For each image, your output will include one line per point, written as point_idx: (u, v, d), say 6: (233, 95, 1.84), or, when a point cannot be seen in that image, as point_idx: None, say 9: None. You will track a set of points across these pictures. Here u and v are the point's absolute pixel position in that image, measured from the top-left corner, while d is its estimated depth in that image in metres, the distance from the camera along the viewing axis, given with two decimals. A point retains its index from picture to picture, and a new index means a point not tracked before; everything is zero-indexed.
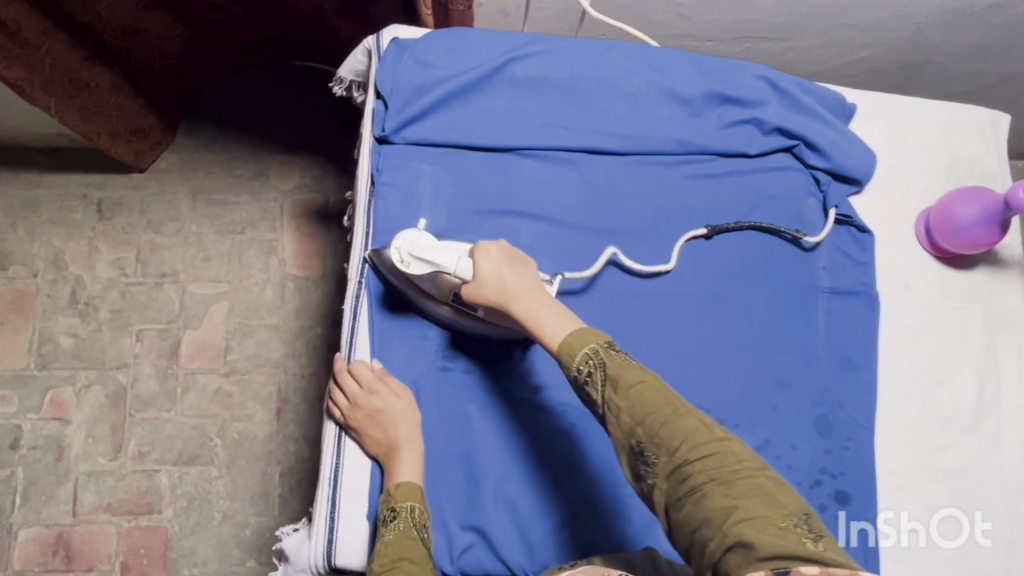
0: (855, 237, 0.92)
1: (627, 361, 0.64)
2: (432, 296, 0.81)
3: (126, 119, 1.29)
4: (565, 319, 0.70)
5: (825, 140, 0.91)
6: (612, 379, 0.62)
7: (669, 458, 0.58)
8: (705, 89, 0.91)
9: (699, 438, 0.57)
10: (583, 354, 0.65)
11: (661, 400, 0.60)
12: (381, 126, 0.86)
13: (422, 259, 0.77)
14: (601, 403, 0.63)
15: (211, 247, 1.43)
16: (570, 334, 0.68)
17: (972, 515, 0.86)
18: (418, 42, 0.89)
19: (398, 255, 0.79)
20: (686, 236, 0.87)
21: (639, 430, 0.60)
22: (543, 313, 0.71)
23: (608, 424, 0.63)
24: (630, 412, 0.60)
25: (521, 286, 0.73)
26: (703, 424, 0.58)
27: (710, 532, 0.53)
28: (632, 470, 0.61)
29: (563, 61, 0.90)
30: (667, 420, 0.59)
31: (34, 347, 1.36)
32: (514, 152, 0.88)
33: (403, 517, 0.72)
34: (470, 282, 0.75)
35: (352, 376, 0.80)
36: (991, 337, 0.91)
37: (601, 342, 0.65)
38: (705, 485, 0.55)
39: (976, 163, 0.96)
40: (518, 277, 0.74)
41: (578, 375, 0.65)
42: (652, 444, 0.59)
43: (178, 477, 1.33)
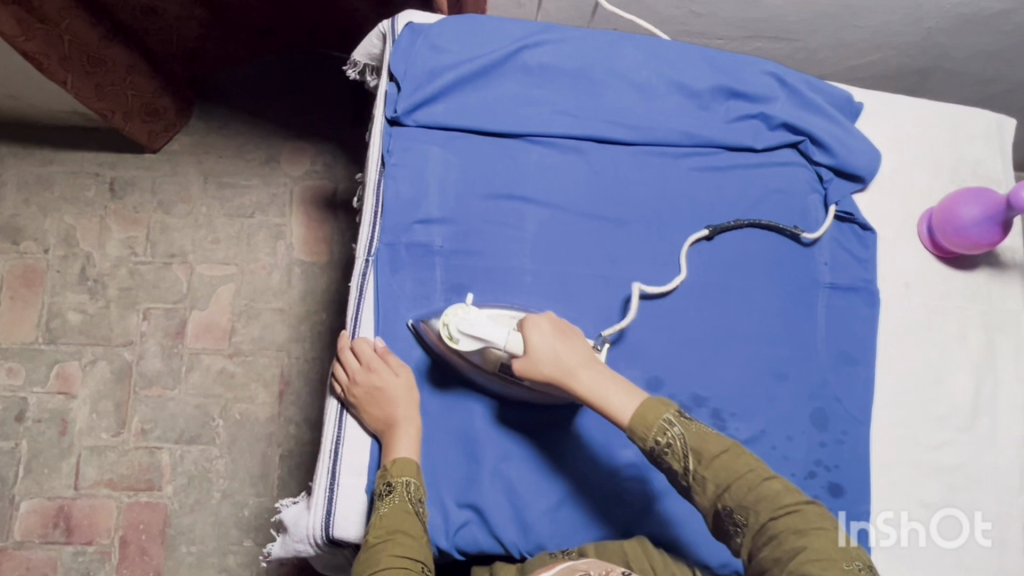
0: (857, 235, 0.93)
1: (704, 430, 0.70)
2: (477, 366, 0.80)
3: (140, 99, 1.30)
4: (628, 394, 0.73)
5: (831, 137, 0.92)
6: (694, 450, 0.69)
7: (755, 520, 0.66)
8: (713, 83, 0.92)
9: (779, 499, 0.66)
10: (658, 426, 0.70)
11: (742, 468, 0.68)
12: (393, 107, 0.87)
13: (470, 335, 0.75)
14: (681, 471, 0.70)
15: (220, 229, 1.45)
16: (639, 412, 0.71)
17: (972, 515, 0.87)
18: (432, 26, 0.90)
19: (446, 331, 0.76)
20: (689, 240, 0.88)
21: (724, 495, 0.67)
22: (608, 389, 0.73)
23: (690, 490, 0.70)
24: (714, 478, 0.68)
25: (579, 360, 0.75)
26: (783, 487, 0.67)
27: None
28: (717, 527, 0.69)
29: (574, 51, 0.92)
30: (751, 486, 0.67)
31: (42, 322, 1.38)
32: (523, 138, 0.89)
33: (398, 492, 0.73)
34: (521, 355, 0.75)
35: (354, 353, 0.82)
36: (989, 338, 0.92)
37: (674, 412, 0.71)
38: (782, 535, 0.64)
39: (980, 166, 0.96)
40: (574, 350, 0.76)
41: (655, 447, 0.70)
42: (734, 505, 0.67)
43: (180, 455, 1.34)
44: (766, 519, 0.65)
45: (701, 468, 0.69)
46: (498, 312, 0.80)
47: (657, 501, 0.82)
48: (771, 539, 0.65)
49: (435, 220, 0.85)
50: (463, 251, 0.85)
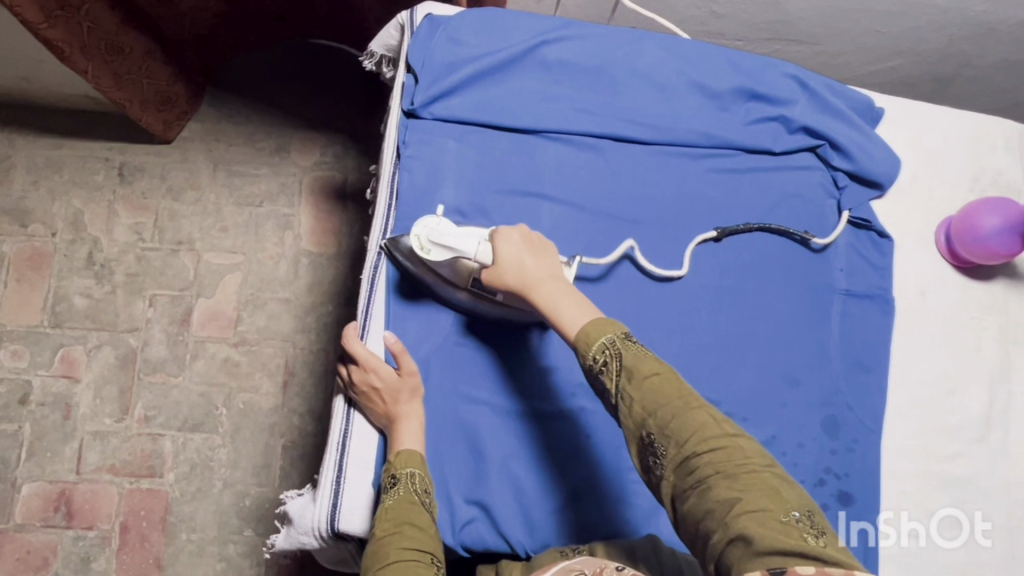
0: (874, 242, 0.92)
1: (643, 353, 0.64)
2: (449, 282, 0.81)
3: (156, 87, 1.30)
4: (584, 309, 0.71)
5: (851, 142, 0.91)
6: (628, 371, 0.63)
7: (678, 450, 0.58)
8: (733, 84, 0.91)
9: (706, 432, 0.57)
10: (599, 344, 0.65)
11: (673, 393, 0.60)
12: (411, 100, 0.87)
13: (440, 246, 0.77)
14: (614, 394, 0.63)
15: (228, 218, 1.44)
16: (589, 326, 0.68)
17: (971, 515, 0.86)
18: (452, 19, 0.89)
19: (417, 242, 0.78)
20: (698, 239, 0.87)
21: (650, 421, 0.60)
22: (562, 302, 0.71)
23: (620, 417, 0.63)
24: (641, 403, 0.61)
25: (543, 273, 0.74)
26: (713, 418, 0.58)
27: (714, 525, 0.54)
28: (643, 462, 0.61)
29: (594, 47, 0.91)
30: (680, 413, 0.59)
31: (48, 305, 1.38)
32: (540, 135, 0.89)
33: (402, 484, 0.73)
34: (490, 265, 0.77)
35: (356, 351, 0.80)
36: (1005, 347, 0.91)
37: (618, 332, 0.66)
38: (711, 477, 0.55)
39: (1001, 176, 0.95)
40: (540, 264, 0.75)
41: (593, 364, 0.65)
42: (662, 436, 0.59)
43: (182, 443, 1.34)
44: (691, 452, 0.57)
45: (631, 391, 0.62)
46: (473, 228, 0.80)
47: None
48: (700, 481, 0.56)
49: (449, 215, 0.85)
50: None
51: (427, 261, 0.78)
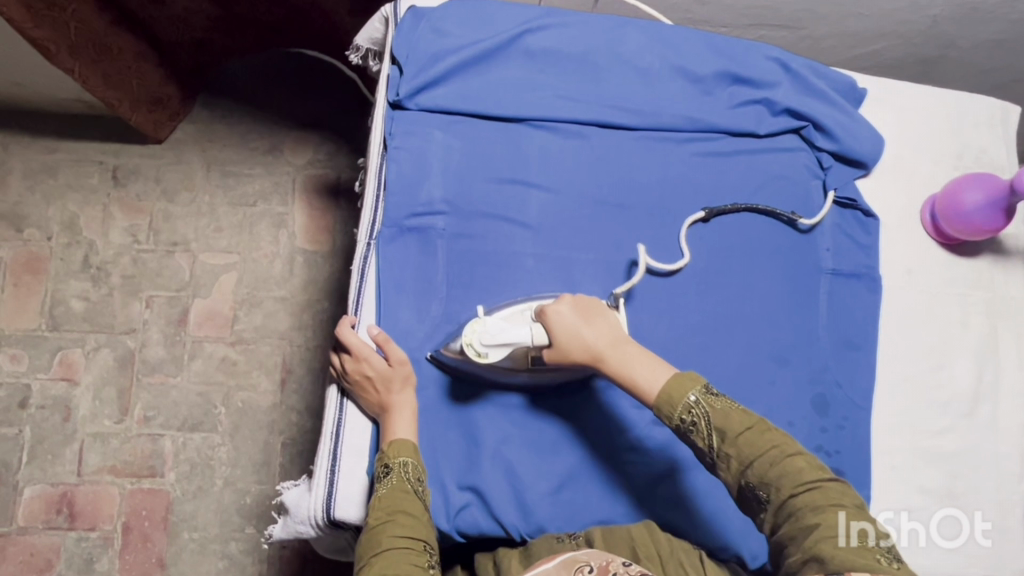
0: (860, 221, 0.92)
1: (733, 405, 0.69)
2: (509, 368, 0.81)
3: (145, 88, 1.30)
4: (658, 369, 0.73)
5: (834, 123, 0.92)
6: (719, 427, 0.68)
7: (775, 495, 0.65)
8: (716, 68, 0.92)
9: (800, 476, 0.65)
10: (684, 405, 0.70)
11: (766, 444, 0.66)
12: (396, 91, 0.88)
13: (498, 345, 0.77)
14: (706, 448, 0.69)
15: (223, 218, 1.45)
16: (666, 392, 0.71)
17: (972, 515, 0.86)
18: (435, 10, 0.90)
19: (472, 350, 0.77)
20: (687, 222, 0.88)
21: (748, 472, 0.66)
22: (636, 366, 0.74)
23: (715, 467, 0.69)
24: (736, 455, 0.67)
25: (605, 340, 0.76)
26: (807, 463, 0.65)
27: (796, 549, 0.63)
28: (745, 505, 0.68)
29: (577, 35, 0.91)
30: (774, 463, 0.65)
31: (46, 309, 1.39)
32: (524, 123, 0.89)
33: (396, 473, 0.73)
34: (550, 347, 0.77)
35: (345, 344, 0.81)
36: (992, 324, 0.91)
37: (699, 388, 0.70)
38: (799, 511, 0.63)
39: (984, 153, 0.96)
40: (600, 332, 0.77)
41: (680, 424, 0.70)
42: (761, 484, 0.66)
43: (182, 442, 1.35)
44: (787, 494, 0.64)
45: (725, 446, 0.68)
46: (513, 312, 0.80)
47: (660, 484, 0.83)
48: (790, 514, 0.64)
49: (437, 205, 0.86)
50: (464, 235, 0.86)
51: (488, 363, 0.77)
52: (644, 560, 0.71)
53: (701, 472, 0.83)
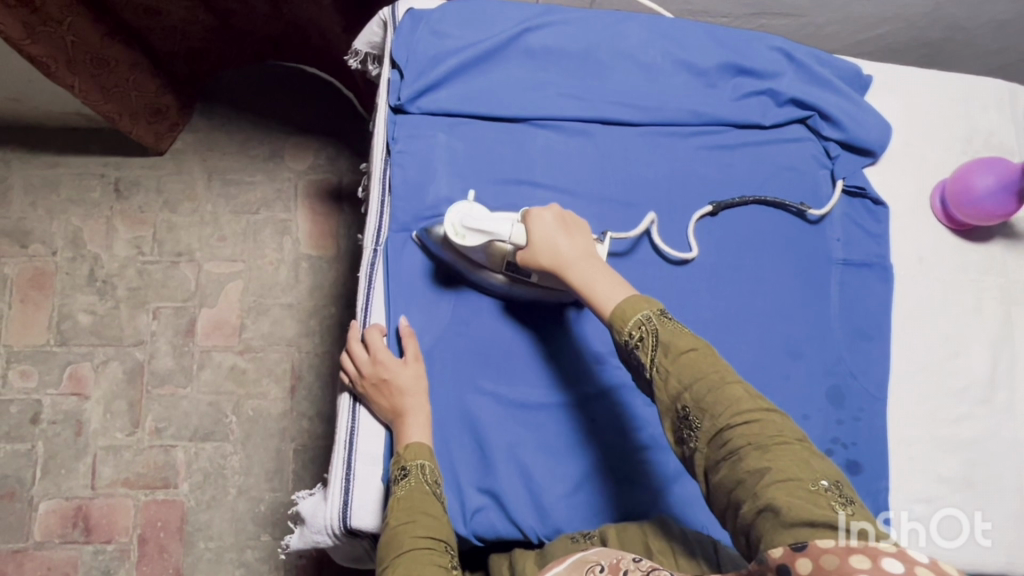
0: (869, 210, 0.91)
1: (679, 328, 0.66)
2: (484, 266, 0.82)
3: (144, 99, 1.30)
4: (618, 287, 0.72)
5: (840, 111, 0.91)
6: (665, 345, 0.64)
7: (712, 423, 0.59)
8: (720, 60, 0.91)
9: (740, 405, 0.58)
10: (635, 319, 0.67)
11: (707, 368, 0.61)
12: (397, 95, 0.87)
13: (476, 231, 0.78)
14: (650, 367, 0.65)
15: (226, 227, 1.45)
16: (624, 300, 0.69)
17: (971, 516, 0.85)
18: (434, 12, 0.89)
19: (452, 229, 0.79)
20: (696, 216, 0.87)
21: (686, 394, 0.61)
22: (599, 281, 0.73)
23: (654, 391, 0.64)
24: (676, 376, 0.62)
25: (577, 252, 0.76)
26: (748, 393, 0.59)
27: (745, 495, 0.54)
28: (677, 437, 0.62)
29: (577, 32, 0.90)
30: (714, 388, 0.60)
31: (54, 324, 1.39)
32: (528, 123, 0.88)
33: (414, 475, 0.73)
34: (524, 247, 0.78)
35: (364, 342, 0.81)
36: (1006, 309, 0.90)
37: (654, 310, 0.67)
38: (742, 448, 0.56)
39: (994, 136, 0.95)
40: (574, 243, 0.77)
41: (628, 340, 0.67)
42: (699, 411, 0.60)
43: (194, 452, 1.35)
44: (724, 424, 0.58)
45: (666, 364, 0.63)
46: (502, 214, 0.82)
47: (676, 482, 0.82)
48: (732, 452, 0.56)
49: (443, 208, 0.85)
50: None
51: (462, 247, 0.79)
52: (657, 555, 0.70)
53: None
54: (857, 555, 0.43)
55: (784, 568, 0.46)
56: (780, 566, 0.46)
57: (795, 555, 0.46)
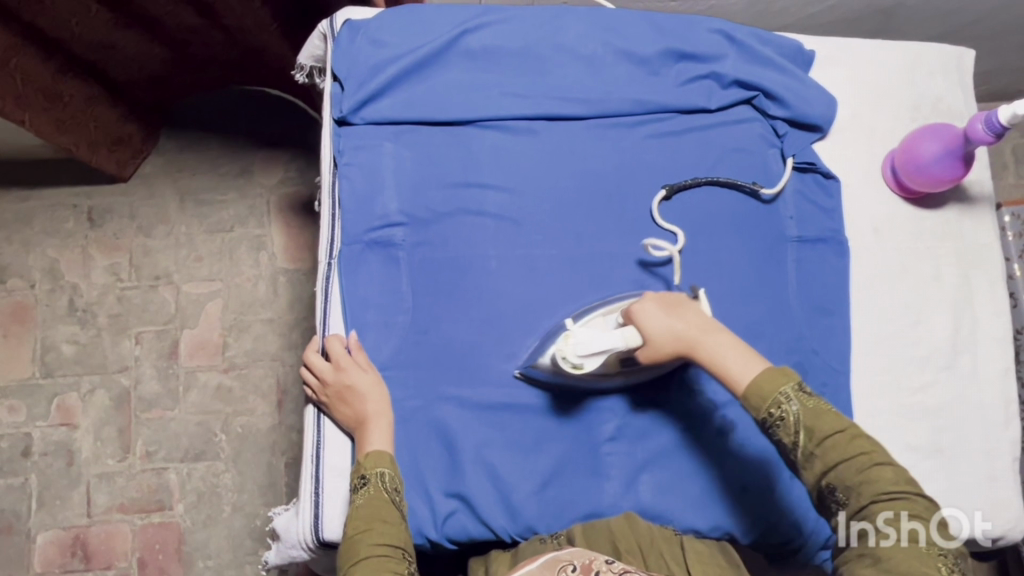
0: (820, 184, 0.91)
1: (823, 406, 0.66)
2: (603, 374, 0.81)
3: (104, 129, 1.30)
4: (750, 358, 0.70)
5: (784, 89, 0.91)
6: (809, 427, 0.65)
7: (856, 502, 0.62)
8: (660, 47, 0.91)
9: (884, 485, 0.61)
10: (774, 398, 0.66)
11: (857, 450, 0.63)
12: (340, 108, 0.87)
13: (593, 355, 0.75)
14: (791, 445, 0.66)
15: (202, 247, 1.45)
16: (755, 384, 0.68)
17: (971, 512, 0.84)
18: (371, 21, 0.89)
19: (567, 362, 0.75)
20: (655, 202, 0.88)
21: (831, 474, 0.63)
22: (726, 355, 0.71)
23: (799, 467, 0.66)
24: (823, 456, 0.64)
25: (697, 329, 0.74)
26: (895, 475, 0.62)
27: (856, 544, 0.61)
28: (823, 505, 0.65)
29: (516, 30, 0.90)
30: (862, 468, 0.62)
31: (38, 356, 1.40)
32: (473, 125, 0.89)
33: (373, 483, 0.74)
34: (643, 346, 0.75)
35: (326, 351, 0.82)
36: (964, 273, 0.90)
37: (792, 385, 0.67)
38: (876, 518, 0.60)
39: (942, 102, 0.94)
40: (689, 321, 0.75)
41: (766, 418, 0.67)
42: (844, 487, 0.63)
43: (187, 473, 1.36)
44: (868, 502, 0.61)
45: (811, 444, 0.65)
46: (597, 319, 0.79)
47: (644, 470, 0.83)
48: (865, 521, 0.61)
49: (394, 216, 0.86)
50: (425, 243, 0.86)
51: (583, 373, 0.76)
52: (624, 553, 0.73)
53: (685, 454, 0.83)
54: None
55: None
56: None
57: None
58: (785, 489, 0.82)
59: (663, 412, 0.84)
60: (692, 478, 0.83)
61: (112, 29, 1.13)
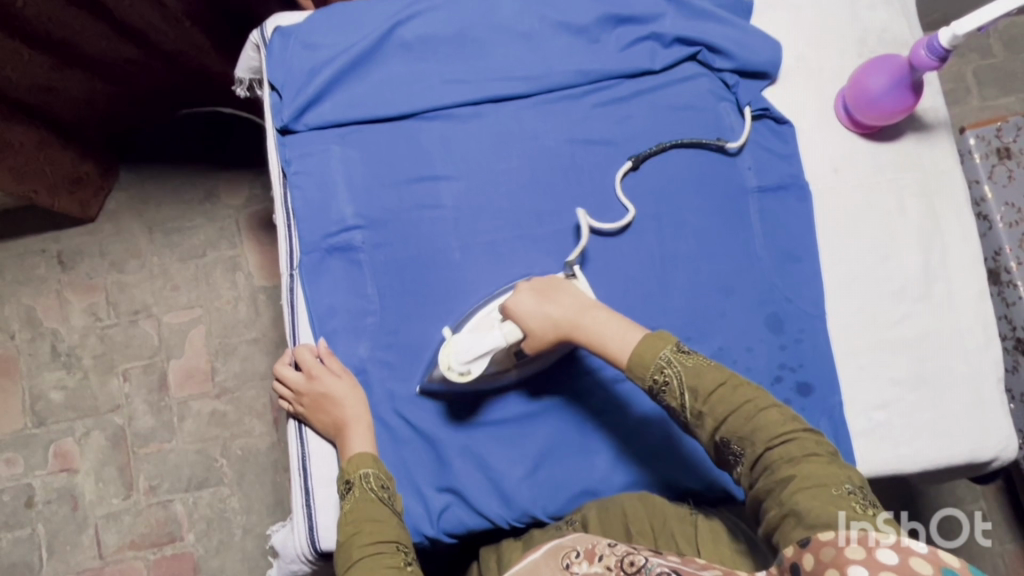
0: (775, 130, 0.91)
1: (702, 362, 0.67)
2: (496, 372, 0.80)
3: (62, 172, 1.28)
4: (625, 328, 0.72)
5: (726, 40, 0.90)
6: (690, 386, 0.66)
7: (753, 449, 0.63)
8: (597, 14, 0.90)
9: (774, 427, 0.63)
10: (657, 364, 0.68)
11: (741, 398, 0.65)
12: (281, 117, 0.86)
13: (479, 357, 0.76)
14: (680, 408, 0.67)
15: (177, 275, 1.44)
16: (638, 353, 0.69)
17: (964, 439, 0.84)
18: (301, 25, 0.88)
19: (455, 372, 0.76)
20: (619, 175, 0.87)
21: (722, 427, 0.65)
22: (606, 331, 0.73)
23: (693, 426, 0.67)
24: (711, 411, 0.65)
25: (571, 311, 0.75)
26: (781, 415, 0.64)
27: (773, 502, 0.61)
28: (721, 459, 0.66)
29: (450, 15, 0.89)
30: (749, 416, 0.64)
31: (28, 407, 1.38)
32: (418, 117, 0.87)
33: (358, 486, 0.74)
34: (525, 339, 0.76)
35: (297, 362, 0.81)
36: (928, 200, 0.90)
37: (671, 347, 0.68)
38: (774, 462, 0.62)
39: (887, 33, 0.93)
40: (568, 307, 0.76)
41: (654, 384, 0.68)
42: (735, 438, 0.64)
43: (193, 502, 1.35)
44: (763, 448, 0.63)
45: (699, 404, 0.66)
46: (479, 319, 0.79)
47: (632, 441, 0.82)
48: (766, 468, 0.62)
49: (351, 220, 0.85)
50: (384, 244, 0.85)
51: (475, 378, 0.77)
52: (636, 537, 0.73)
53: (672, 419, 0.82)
54: (855, 546, 0.52)
55: (796, 564, 0.55)
56: (792, 563, 0.55)
57: (801, 551, 0.55)
58: None
59: None
60: (681, 443, 0.81)
61: (50, 73, 1.11)
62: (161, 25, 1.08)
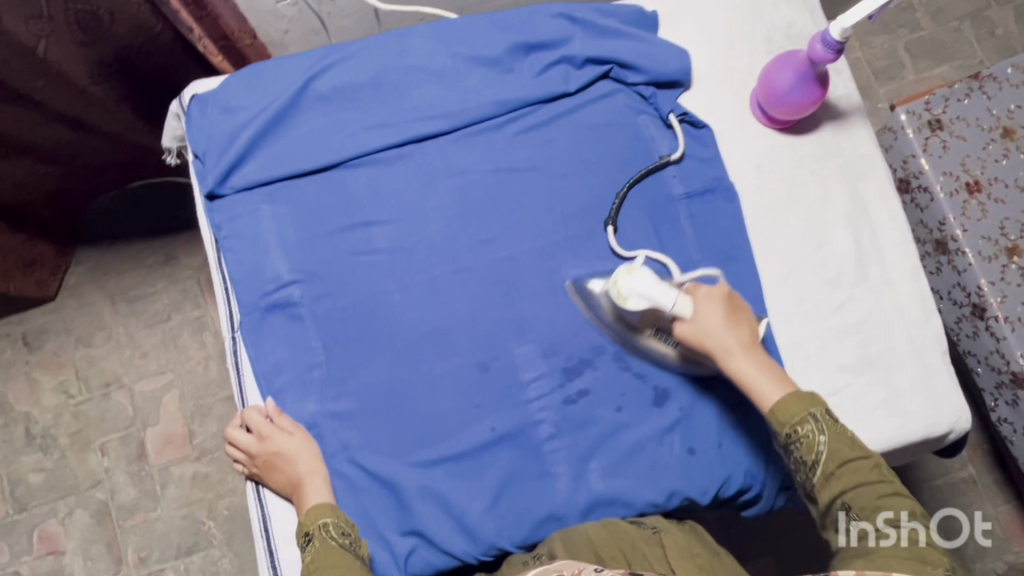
0: (695, 135, 0.92)
1: (847, 432, 0.68)
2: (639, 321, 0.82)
3: (16, 256, 1.29)
4: (783, 382, 0.70)
5: (635, 55, 0.92)
6: (831, 449, 0.67)
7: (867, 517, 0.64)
8: (507, 45, 0.92)
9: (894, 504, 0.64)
10: (802, 417, 0.67)
11: (877, 479, 0.66)
12: (206, 184, 0.87)
13: (641, 295, 0.78)
14: (810, 466, 0.67)
15: (144, 342, 1.43)
16: (785, 402, 0.68)
17: (918, 417, 0.85)
18: (216, 91, 0.89)
19: (618, 285, 0.81)
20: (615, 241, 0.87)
21: (847, 494, 0.65)
22: (763, 374, 0.71)
23: (815, 488, 0.67)
24: (843, 477, 0.66)
25: (742, 343, 0.73)
26: (906, 502, 0.64)
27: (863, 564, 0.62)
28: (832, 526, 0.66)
29: (361, 63, 0.90)
30: (878, 494, 0.65)
31: (8, 493, 1.37)
32: (342, 167, 0.88)
33: (317, 537, 0.74)
34: (687, 322, 0.75)
35: (246, 424, 0.82)
36: (852, 184, 0.91)
37: (821, 408, 0.68)
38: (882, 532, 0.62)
39: (792, 28, 0.95)
40: (742, 334, 0.73)
41: (787, 437, 0.68)
42: (860, 508, 0.64)
43: (185, 569, 1.34)
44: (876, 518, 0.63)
45: (832, 468, 0.67)
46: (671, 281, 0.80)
47: (590, 459, 0.83)
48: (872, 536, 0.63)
49: (286, 276, 0.85)
50: (324, 295, 0.85)
51: (623, 305, 0.80)
52: (608, 560, 0.71)
53: (627, 434, 0.83)
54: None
55: None
56: None
57: None
58: (724, 441, 0.83)
59: (591, 399, 0.84)
60: (638, 453, 0.82)
61: None
62: (91, 104, 1.08)
